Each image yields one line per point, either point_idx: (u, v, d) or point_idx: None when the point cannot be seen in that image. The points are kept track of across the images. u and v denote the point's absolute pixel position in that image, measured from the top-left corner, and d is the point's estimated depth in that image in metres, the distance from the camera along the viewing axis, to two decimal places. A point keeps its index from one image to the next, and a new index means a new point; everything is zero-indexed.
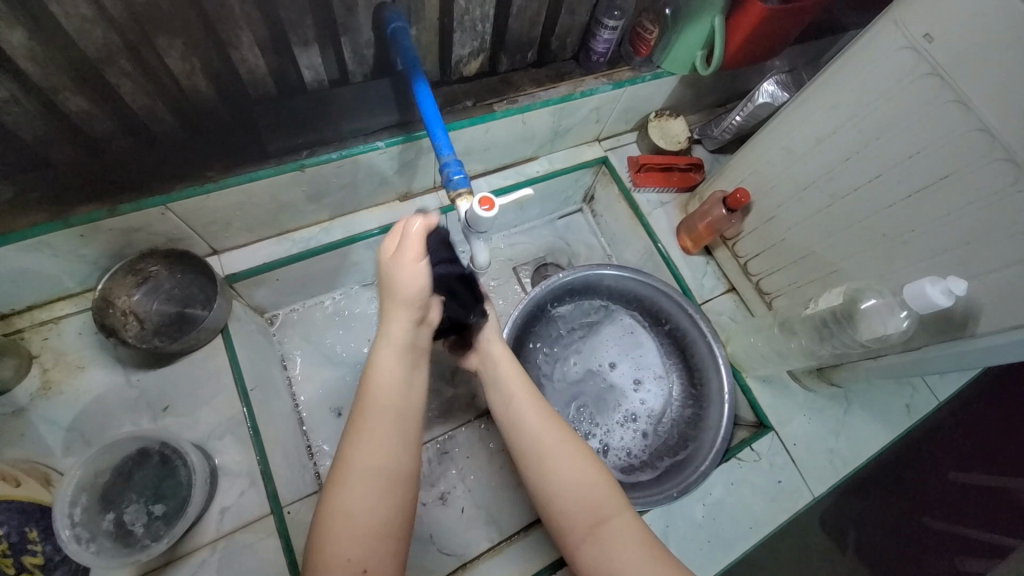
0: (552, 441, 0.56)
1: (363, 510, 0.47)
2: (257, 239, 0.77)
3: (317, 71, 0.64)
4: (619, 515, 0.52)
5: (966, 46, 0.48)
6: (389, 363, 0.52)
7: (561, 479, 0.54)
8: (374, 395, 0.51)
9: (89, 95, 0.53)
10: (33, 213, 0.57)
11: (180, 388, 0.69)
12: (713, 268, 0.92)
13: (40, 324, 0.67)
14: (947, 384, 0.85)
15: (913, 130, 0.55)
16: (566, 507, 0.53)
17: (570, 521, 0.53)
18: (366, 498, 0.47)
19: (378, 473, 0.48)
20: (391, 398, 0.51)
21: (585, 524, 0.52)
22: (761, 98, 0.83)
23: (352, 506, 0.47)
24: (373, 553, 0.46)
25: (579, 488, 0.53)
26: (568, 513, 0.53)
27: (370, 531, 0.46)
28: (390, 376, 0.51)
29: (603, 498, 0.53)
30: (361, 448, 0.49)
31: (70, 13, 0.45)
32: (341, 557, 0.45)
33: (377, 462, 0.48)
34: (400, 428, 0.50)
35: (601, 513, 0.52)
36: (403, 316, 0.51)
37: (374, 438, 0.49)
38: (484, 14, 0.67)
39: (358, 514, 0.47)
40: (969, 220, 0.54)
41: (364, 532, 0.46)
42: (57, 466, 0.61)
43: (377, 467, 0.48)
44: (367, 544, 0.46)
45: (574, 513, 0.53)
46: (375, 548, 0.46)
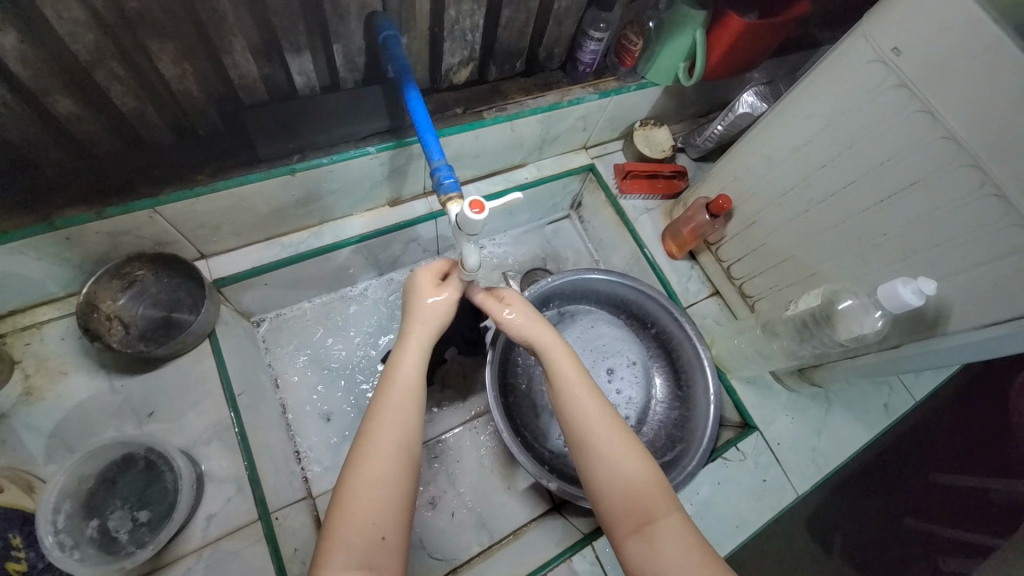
0: (606, 437, 0.55)
1: (381, 485, 0.48)
2: (245, 244, 0.77)
3: (309, 77, 0.65)
4: (671, 516, 0.51)
5: (933, 59, 0.51)
6: (409, 358, 0.57)
7: (613, 474, 0.53)
8: (391, 387, 0.54)
9: (79, 98, 0.53)
10: (16, 216, 0.56)
11: (167, 393, 0.68)
12: (698, 272, 0.94)
13: (21, 330, 0.66)
14: (922, 384, 0.88)
15: (883, 139, 0.58)
16: (617, 499, 0.52)
17: (619, 514, 0.52)
18: (387, 472, 0.49)
19: (395, 454, 0.50)
20: (409, 389, 0.54)
21: (634, 521, 0.51)
22: (742, 108, 0.87)
23: (371, 480, 0.48)
24: (391, 522, 0.47)
25: (631, 486, 0.52)
26: (616, 508, 0.52)
27: (386, 502, 0.48)
28: (407, 372, 0.55)
29: (655, 498, 0.52)
30: (380, 431, 0.51)
31: (62, 16, 0.45)
32: (359, 527, 0.46)
33: (393, 444, 0.50)
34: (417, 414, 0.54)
35: (653, 512, 0.51)
36: (420, 333, 0.59)
37: (393, 421, 0.51)
38: (474, 24, 0.69)
39: (378, 488, 0.48)
40: (939, 223, 0.57)
41: (382, 505, 0.47)
42: (38, 473, 0.60)
43: (394, 449, 0.50)
44: (388, 516, 0.47)
45: (623, 509, 0.52)
46: (393, 520, 0.48)
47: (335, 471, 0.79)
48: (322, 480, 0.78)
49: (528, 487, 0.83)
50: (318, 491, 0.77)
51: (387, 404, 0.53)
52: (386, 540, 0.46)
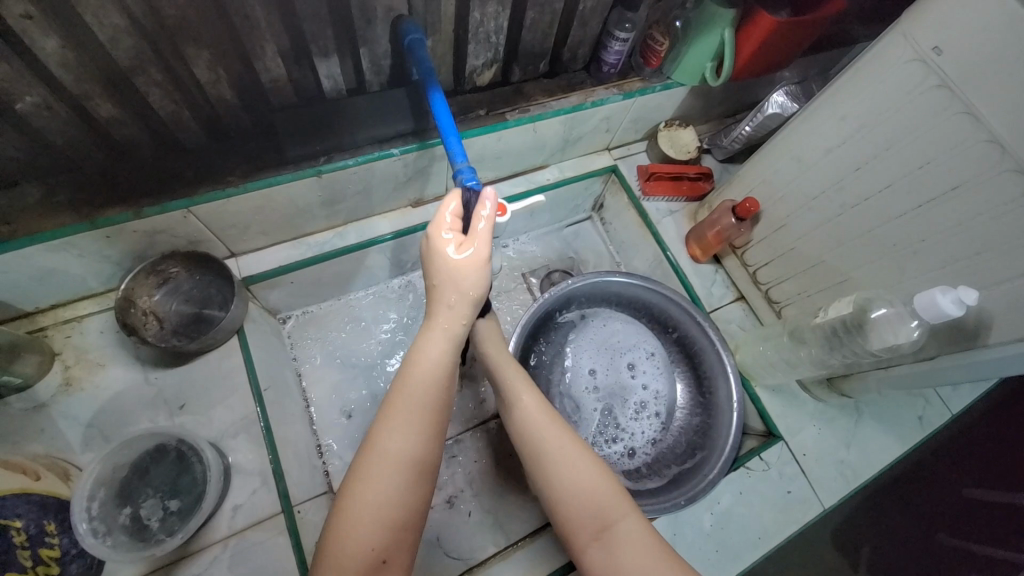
0: (558, 443, 0.56)
1: (384, 502, 0.47)
2: (273, 243, 0.79)
3: (336, 80, 0.66)
4: (626, 519, 0.52)
5: (979, 58, 0.48)
6: (433, 350, 0.53)
7: (567, 482, 0.54)
8: (409, 388, 0.51)
9: (120, 102, 0.55)
10: (59, 215, 0.59)
11: (196, 387, 0.70)
12: (722, 276, 0.92)
13: (63, 323, 0.69)
14: (959, 397, 0.84)
15: (922, 142, 0.56)
16: (574, 507, 0.53)
17: (576, 522, 0.52)
18: (392, 486, 0.47)
19: (403, 468, 0.48)
20: (429, 392, 0.51)
21: (592, 527, 0.52)
22: (771, 108, 0.84)
23: (375, 494, 0.47)
24: (391, 544, 0.47)
25: (585, 492, 0.53)
26: (573, 517, 0.53)
27: (388, 520, 0.47)
28: (427, 369, 0.52)
29: (610, 503, 0.53)
30: (390, 440, 0.49)
31: (103, 23, 0.47)
32: (358, 544, 0.46)
33: (403, 459, 0.48)
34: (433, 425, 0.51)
35: (609, 518, 0.52)
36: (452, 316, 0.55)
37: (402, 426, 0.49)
38: (498, 26, 0.69)
39: (381, 505, 0.47)
40: (981, 231, 0.54)
41: (382, 522, 0.47)
42: (74, 461, 0.63)
43: (402, 464, 0.48)
44: (390, 533, 0.47)
45: (581, 516, 0.52)
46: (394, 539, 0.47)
47: None
48: (342, 475, 0.79)
49: None
50: (338, 486, 0.78)
51: (402, 407, 0.50)
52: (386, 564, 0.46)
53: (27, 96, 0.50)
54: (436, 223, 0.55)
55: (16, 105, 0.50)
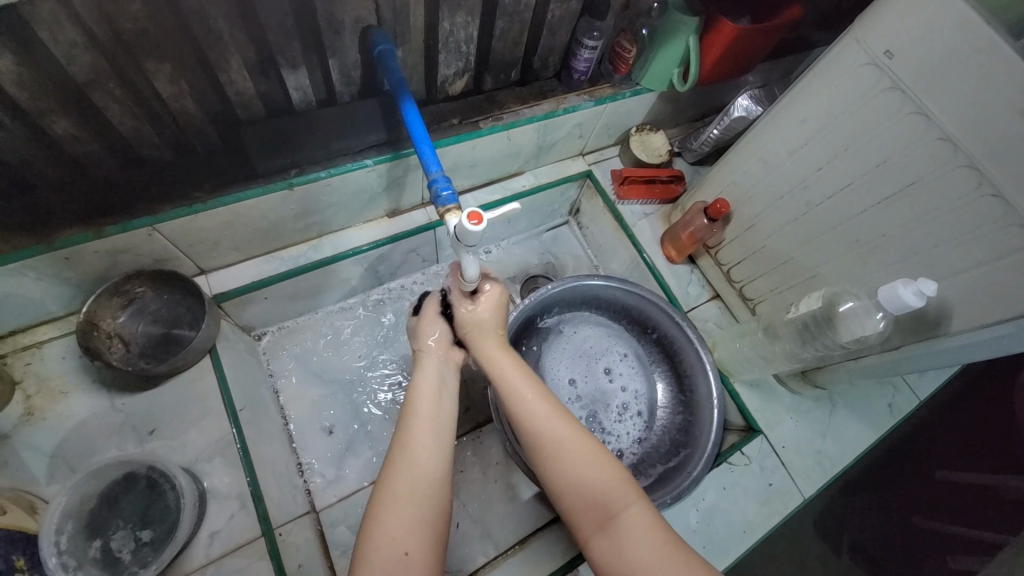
0: (560, 436, 0.56)
1: (405, 498, 0.49)
2: (245, 258, 0.77)
3: (306, 92, 0.65)
4: (632, 508, 0.52)
5: (926, 61, 0.51)
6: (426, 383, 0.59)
7: (570, 474, 0.54)
8: (416, 405, 0.57)
9: (78, 119, 0.54)
10: (16, 237, 0.57)
11: (168, 411, 0.68)
12: (698, 276, 0.94)
13: (22, 349, 0.66)
14: (926, 384, 0.88)
15: (879, 141, 0.58)
16: (579, 498, 0.53)
17: (582, 513, 0.53)
18: (410, 494, 0.50)
19: (414, 471, 0.51)
20: (429, 409, 0.56)
21: (598, 518, 0.52)
22: (737, 112, 0.87)
23: (395, 503, 0.49)
24: (414, 538, 0.48)
25: (588, 483, 0.53)
26: (579, 508, 0.53)
27: (409, 525, 0.49)
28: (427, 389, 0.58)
29: (615, 492, 0.52)
30: (403, 449, 0.53)
31: (58, 39, 0.45)
32: (385, 543, 0.47)
33: (415, 461, 0.52)
34: (441, 431, 0.55)
35: (614, 507, 0.52)
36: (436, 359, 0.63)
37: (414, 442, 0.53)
38: (468, 35, 0.69)
39: (403, 501, 0.49)
40: (937, 224, 0.57)
41: (405, 527, 0.48)
42: (40, 494, 0.60)
43: (415, 470, 0.51)
44: (412, 540, 0.48)
45: (585, 508, 0.53)
46: (417, 535, 0.48)
47: (338, 484, 0.78)
48: (325, 494, 0.77)
49: (533, 496, 0.81)
50: (322, 505, 0.76)
51: (408, 421, 0.55)
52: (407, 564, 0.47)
53: None
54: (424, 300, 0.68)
55: None
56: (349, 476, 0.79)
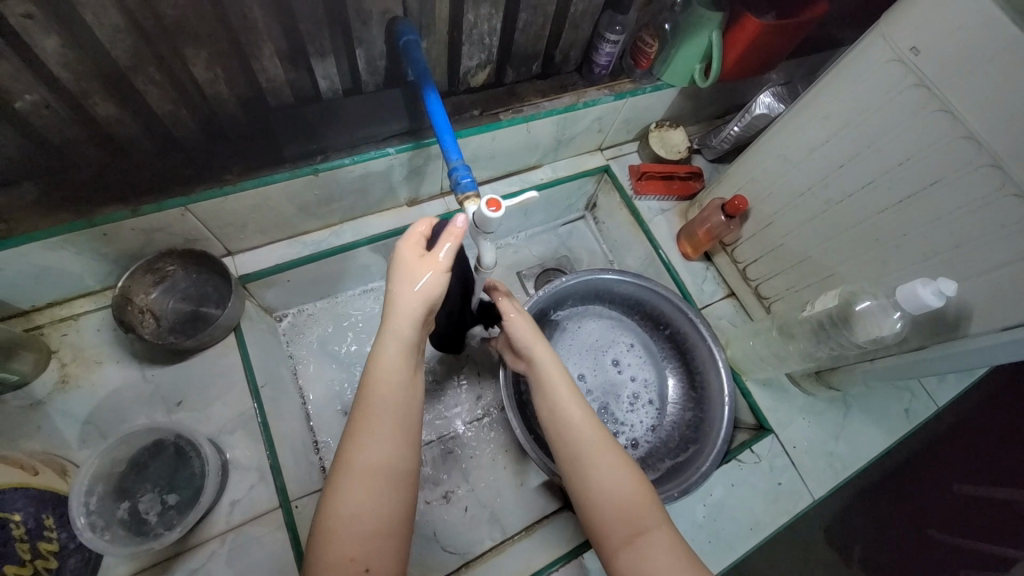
0: (596, 449, 0.57)
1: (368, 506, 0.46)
2: (270, 241, 0.80)
3: (333, 80, 0.67)
4: (659, 528, 0.52)
5: (952, 59, 0.51)
6: (395, 364, 0.51)
7: (603, 485, 0.55)
8: (374, 399, 0.50)
9: (119, 102, 0.56)
10: (57, 212, 0.60)
11: (193, 385, 0.71)
12: (713, 273, 0.94)
13: (59, 321, 0.69)
14: (945, 390, 0.86)
15: (901, 138, 0.58)
16: (610, 514, 0.53)
17: (609, 527, 0.53)
18: (373, 494, 0.47)
19: (376, 479, 0.47)
20: (397, 408, 0.50)
21: (624, 532, 0.52)
22: (759, 109, 0.86)
23: (355, 502, 0.46)
24: (376, 552, 0.45)
25: (619, 499, 0.54)
26: (607, 520, 0.53)
27: (373, 528, 0.46)
28: (389, 380, 0.51)
29: (643, 511, 0.53)
30: (366, 452, 0.48)
31: (103, 23, 0.48)
32: (342, 559, 0.44)
33: (377, 469, 0.48)
34: (400, 432, 0.50)
35: (642, 524, 0.52)
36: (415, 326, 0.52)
37: (380, 436, 0.49)
38: (491, 28, 0.70)
39: (364, 514, 0.46)
40: (960, 224, 0.56)
41: (366, 529, 0.46)
42: (72, 458, 0.63)
43: (378, 478, 0.47)
44: (372, 541, 0.46)
45: (612, 520, 0.53)
46: (377, 550, 0.46)
47: None
48: None
49: (541, 484, 0.83)
50: None
51: (370, 418, 0.49)
52: (368, 573, 0.44)
53: (27, 94, 0.51)
54: (407, 236, 0.54)
55: (14, 103, 0.51)
56: None
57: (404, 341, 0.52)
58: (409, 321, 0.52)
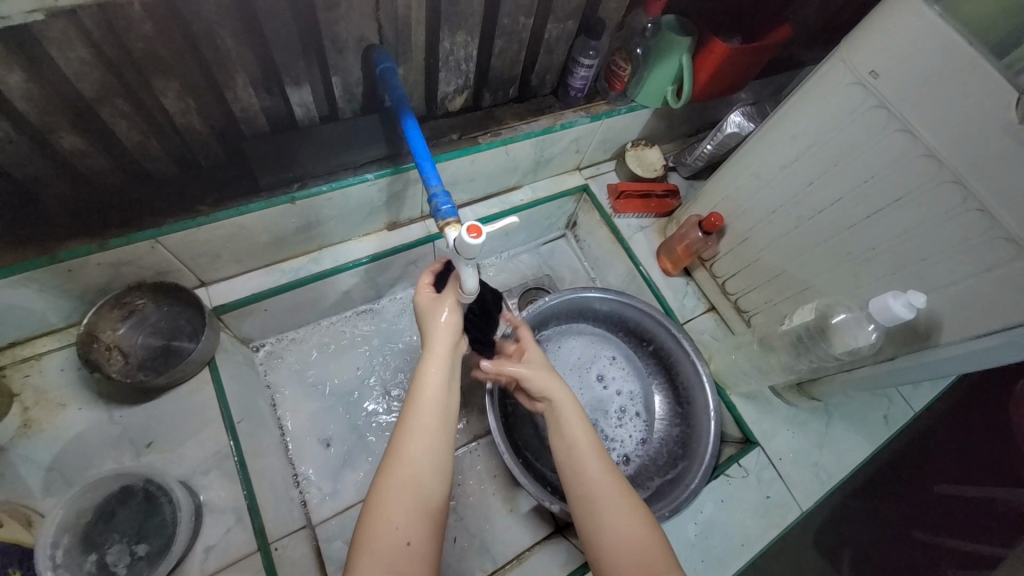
0: (607, 489, 0.55)
1: (411, 490, 0.50)
2: (245, 270, 0.78)
3: (309, 108, 0.67)
4: (672, 573, 0.50)
5: (909, 82, 0.53)
6: (433, 376, 0.56)
7: (612, 527, 0.53)
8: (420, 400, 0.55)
9: (84, 134, 0.54)
10: (18, 249, 0.57)
11: (165, 424, 0.68)
12: (693, 288, 0.95)
13: (21, 361, 0.66)
14: (920, 396, 0.89)
15: (867, 156, 0.60)
16: (620, 555, 0.51)
17: (621, 571, 0.50)
18: (418, 482, 0.51)
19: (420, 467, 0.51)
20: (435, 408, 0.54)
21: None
22: (730, 128, 0.89)
23: (400, 487, 0.50)
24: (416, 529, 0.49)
25: (631, 541, 0.52)
26: (621, 570, 0.51)
27: (415, 509, 0.50)
28: (434, 386, 0.55)
29: (656, 553, 0.51)
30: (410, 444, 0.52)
31: (70, 57, 0.47)
32: (391, 532, 0.48)
33: (419, 462, 0.51)
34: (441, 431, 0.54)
35: (654, 566, 0.50)
36: (445, 340, 0.59)
37: (423, 435, 0.53)
38: (467, 55, 0.71)
39: (406, 496, 0.50)
40: (925, 238, 0.58)
41: (411, 511, 0.49)
42: (34, 509, 0.59)
43: (421, 465, 0.51)
44: (416, 529, 0.49)
45: (624, 565, 0.51)
46: (417, 534, 0.49)
47: (335, 498, 0.78)
48: (321, 508, 0.77)
49: (531, 509, 0.81)
50: (319, 519, 0.76)
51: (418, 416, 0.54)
52: (410, 547, 0.48)
53: None
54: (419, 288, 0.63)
55: None
56: (346, 489, 0.79)
57: (443, 354, 0.58)
58: (447, 341, 0.59)
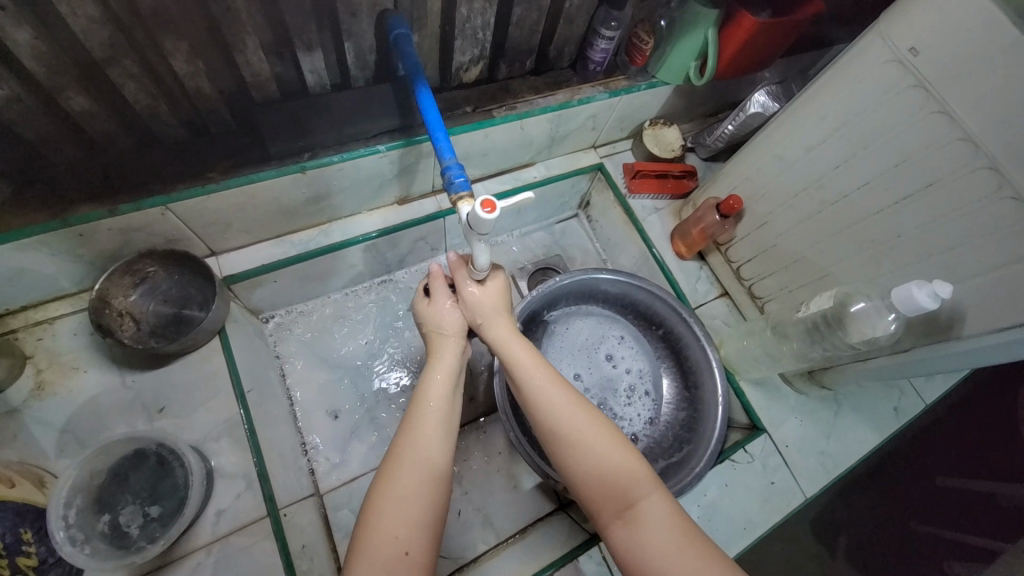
0: (576, 423, 0.55)
1: (409, 496, 0.49)
2: (255, 241, 0.77)
3: (320, 75, 0.65)
4: (650, 497, 0.51)
5: (952, 60, 0.50)
6: (436, 383, 0.57)
7: (585, 461, 0.53)
8: (425, 406, 0.55)
9: (92, 95, 0.53)
10: (29, 212, 0.57)
11: (177, 391, 0.68)
12: (707, 273, 0.94)
13: (34, 325, 0.66)
14: (932, 388, 0.88)
15: (900, 138, 0.57)
16: (597, 488, 0.52)
17: (600, 502, 0.52)
18: (414, 485, 0.50)
19: (421, 470, 0.50)
20: (434, 410, 0.55)
21: (615, 507, 0.51)
22: (753, 108, 0.85)
23: (395, 491, 0.49)
24: (416, 538, 0.48)
25: (607, 471, 0.52)
26: (598, 495, 0.52)
27: (412, 513, 0.48)
28: (435, 393, 0.56)
29: (632, 480, 0.52)
30: (407, 448, 0.52)
31: (77, 13, 0.45)
32: (388, 537, 0.47)
33: (418, 464, 0.51)
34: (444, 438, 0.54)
35: (631, 496, 0.51)
36: (450, 346, 0.61)
37: (422, 437, 0.53)
38: (485, 22, 0.68)
39: (403, 500, 0.49)
40: (956, 226, 0.56)
41: (408, 517, 0.48)
42: (50, 468, 0.60)
43: (422, 470, 0.51)
44: (412, 534, 0.48)
45: (602, 495, 0.52)
46: (417, 539, 0.48)
47: (343, 468, 0.79)
48: (329, 477, 0.78)
49: (535, 486, 0.83)
50: (326, 487, 0.77)
51: (417, 420, 0.54)
52: (409, 555, 0.47)
53: None
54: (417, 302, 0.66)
55: None
56: (354, 459, 0.80)
57: (449, 364, 0.60)
58: (451, 349, 0.61)
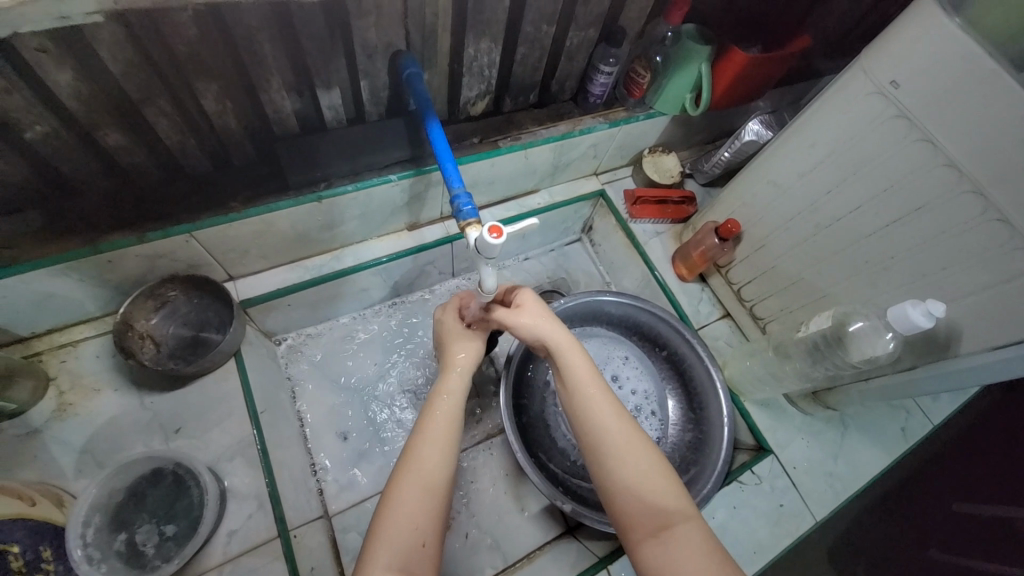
0: (621, 439, 0.55)
1: (423, 491, 0.51)
2: (271, 266, 0.80)
3: (337, 110, 0.69)
4: (688, 522, 0.51)
5: (932, 93, 0.53)
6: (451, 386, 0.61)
7: (625, 477, 0.53)
8: (438, 408, 0.58)
9: (128, 132, 0.58)
10: (61, 240, 0.60)
11: (193, 412, 0.70)
12: (708, 295, 0.96)
13: (58, 347, 0.69)
14: (939, 408, 0.88)
15: (886, 164, 0.60)
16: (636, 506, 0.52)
17: (636, 519, 0.52)
18: (429, 481, 0.52)
19: (435, 470, 0.53)
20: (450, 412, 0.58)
21: (651, 525, 0.51)
22: (747, 136, 0.89)
23: (412, 486, 0.51)
24: (430, 530, 0.50)
25: (647, 491, 0.52)
26: (636, 511, 0.52)
27: (426, 505, 0.51)
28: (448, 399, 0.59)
29: (670, 503, 0.52)
30: (424, 447, 0.54)
31: (118, 59, 0.50)
32: (405, 528, 0.49)
33: (432, 463, 0.53)
34: (456, 433, 0.57)
35: (669, 518, 0.51)
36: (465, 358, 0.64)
37: (435, 436, 0.55)
38: (490, 61, 0.73)
39: (419, 495, 0.51)
40: (945, 248, 0.58)
41: (421, 512, 0.50)
42: (68, 488, 0.62)
43: (433, 471, 0.53)
44: (427, 523, 0.50)
45: (640, 513, 0.52)
46: (429, 529, 0.50)
47: (352, 490, 0.80)
48: (338, 499, 0.79)
49: (542, 509, 0.83)
50: (335, 510, 0.78)
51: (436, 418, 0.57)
52: (425, 547, 0.49)
53: (38, 125, 0.52)
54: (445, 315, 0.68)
55: (25, 134, 0.52)
56: (362, 481, 0.81)
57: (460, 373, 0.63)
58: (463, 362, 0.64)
